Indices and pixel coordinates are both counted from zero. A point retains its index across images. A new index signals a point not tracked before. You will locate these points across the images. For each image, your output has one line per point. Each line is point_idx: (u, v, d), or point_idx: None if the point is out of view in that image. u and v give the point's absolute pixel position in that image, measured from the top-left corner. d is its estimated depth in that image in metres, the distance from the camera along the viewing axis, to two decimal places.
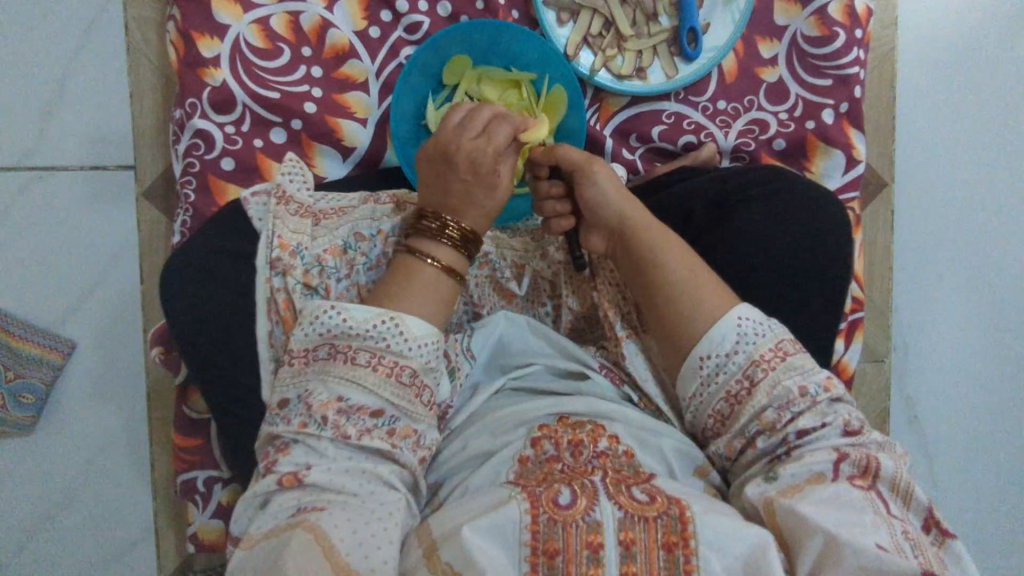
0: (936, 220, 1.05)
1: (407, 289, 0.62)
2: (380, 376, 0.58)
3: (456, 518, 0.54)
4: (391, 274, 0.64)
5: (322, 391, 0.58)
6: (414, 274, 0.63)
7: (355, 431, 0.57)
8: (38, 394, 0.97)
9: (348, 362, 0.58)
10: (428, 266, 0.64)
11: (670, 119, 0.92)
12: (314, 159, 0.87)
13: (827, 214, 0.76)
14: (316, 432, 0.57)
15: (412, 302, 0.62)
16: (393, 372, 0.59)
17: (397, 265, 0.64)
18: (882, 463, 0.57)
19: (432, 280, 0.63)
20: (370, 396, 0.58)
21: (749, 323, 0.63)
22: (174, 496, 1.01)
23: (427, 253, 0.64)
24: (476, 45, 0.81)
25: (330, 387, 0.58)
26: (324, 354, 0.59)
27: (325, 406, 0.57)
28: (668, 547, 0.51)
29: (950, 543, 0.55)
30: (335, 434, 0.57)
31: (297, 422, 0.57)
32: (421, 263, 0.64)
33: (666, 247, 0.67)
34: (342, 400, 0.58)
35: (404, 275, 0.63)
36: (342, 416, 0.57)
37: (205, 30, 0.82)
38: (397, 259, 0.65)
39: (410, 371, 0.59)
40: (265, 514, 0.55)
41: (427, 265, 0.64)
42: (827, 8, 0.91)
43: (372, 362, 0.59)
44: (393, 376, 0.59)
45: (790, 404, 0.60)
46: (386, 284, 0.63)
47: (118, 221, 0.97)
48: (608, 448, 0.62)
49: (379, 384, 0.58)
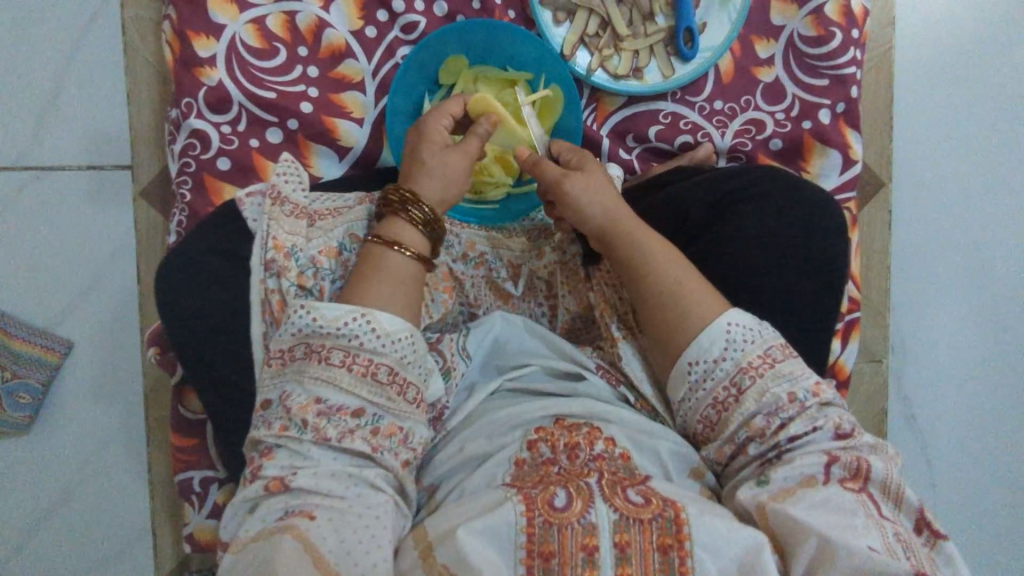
0: (933, 221, 1.05)
1: (375, 280, 0.62)
2: (356, 375, 0.58)
3: (453, 518, 0.54)
4: (360, 266, 0.64)
5: (300, 393, 0.58)
6: (382, 265, 0.63)
7: (336, 432, 0.57)
8: (34, 393, 0.97)
9: (323, 362, 0.58)
10: (398, 255, 0.64)
11: (667, 119, 0.92)
12: (310, 159, 0.87)
13: (821, 217, 0.75)
14: (297, 436, 0.57)
15: (380, 291, 0.62)
16: (369, 371, 0.58)
17: (365, 256, 0.64)
18: (873, 465, 0.57)
19: (404, 270, 0.63)
20: (348, 396, 0.58)
21: (738, 329, 0.63)
22: (171, 496, 1.01)
23: (399, 241, 0.64)
24: (473, 44, 0.81)
25: (308, 388, 0.58)
26: (300, 353, 0.59)
27: (304, 409, 0.57)
28: (663, 549, 0.52)
29: (942, 544, 0.55)
30: (316, 437, 0.57)
31: (277, 426, 0.58)
32: (390, 252, 0.64)
33: (653, 250, 0.67)
34: (321, 401, 0.57)
35: (373, 268, 0.63)
36: (323, 418, 0.57)
37: (200, 30, 0.82)
38: (366, 252, 0.65)
39: (387, 368, 0.59)
40: (252, 517, 0.55)
41: (400, 255, 0.64)
42: (823, 8, 0.91)
43: (346, 362, 0.58)
44: (368, 374, 0.58)
45: (778, 411, 0.60)
46: (357, 278, 0.63)
47: (115, 221, 0.97)
48: (604, 450, 0.62)
49: (355, 383, 0.58)
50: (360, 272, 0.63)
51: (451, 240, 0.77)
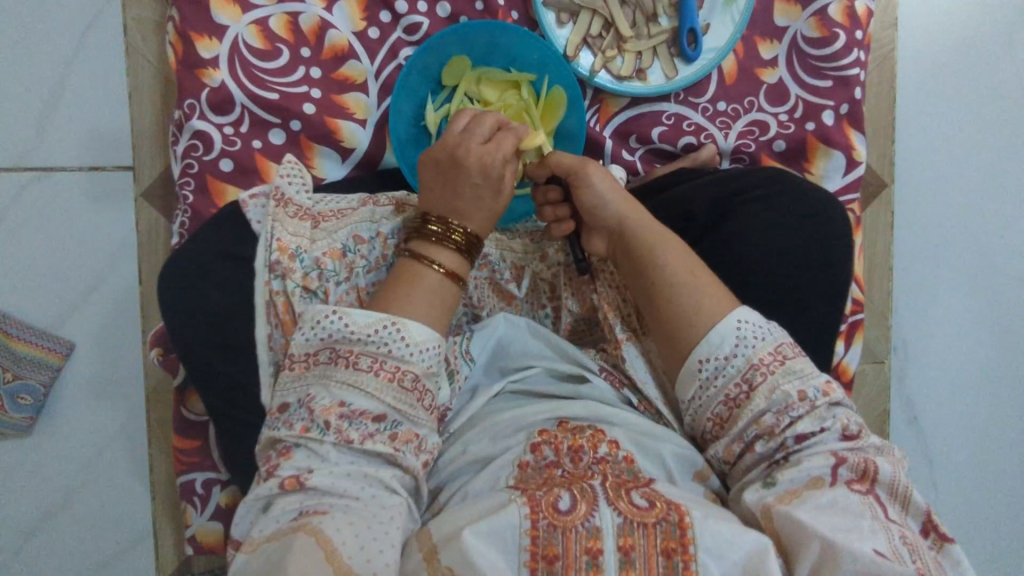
0: (936, 222, 1.05)
1: (411, 292, 0.62)
2: (382, 381, 0.58)
3: (458, 520, 0.54)
4: (393, 279, 0.64)
5: (324, 396, 0.58)
6: (416, 280, 0.63)
7: (358, 435, 0.57)
8: (36, 395, 0.96)
9: (350, 367, 0.58)
10: (429, 269, 0.64)
11: (670, 120, 0.92)
12: (313, 161, 0.87)
13: (829, 218, 0.75)
14: (318, 437, 0.57)
15: (413, 303, 0.62)
16: (396, 376, 0.59)
17: (397, 270, 0.64)
18: (881, 467, 0.56)
19: (437, 284, 0.63)
20: (371, 401, 0.58)
21: (748, 326, 0.62)
22: (172, 498, 1.00)
23: (431, 257, 0.64)
24: (476, 45, 0.81)
25: (333, 392, 0.58)
26: (325, 358, 0.59)
27: (328, 411, 0.57)
28: (666, 553, 0.51)
29: (949, 548, 0.55)
30: (337, 438, 0.56)
31: (298, 426, 0.57)
32: (426, 267, 0.64)
33: (668, 251, 0.67)
34: (345, 404, 0.57)
35: (407, 280, 0.63)
36: (345, 421, 0.57)
37: (203, 31, 0.82)
38: (399, 265, 0.65)
39: (414, 375, 0.59)
40: (267, 517, 0.55)
41: (431, 269, 0.64)
42: (827, 9, 0.91)
43: (374, 368, 0.58)
44: (394, 380, 0.58)
45: (789, 408, 0.60)
46: (390, 288, 0.63)
47: (116, 223, 0.97)
48: (608, 453, 0.62)
49: (380, 388, 0.58)
50: (392, 284, 0.63)
51: None
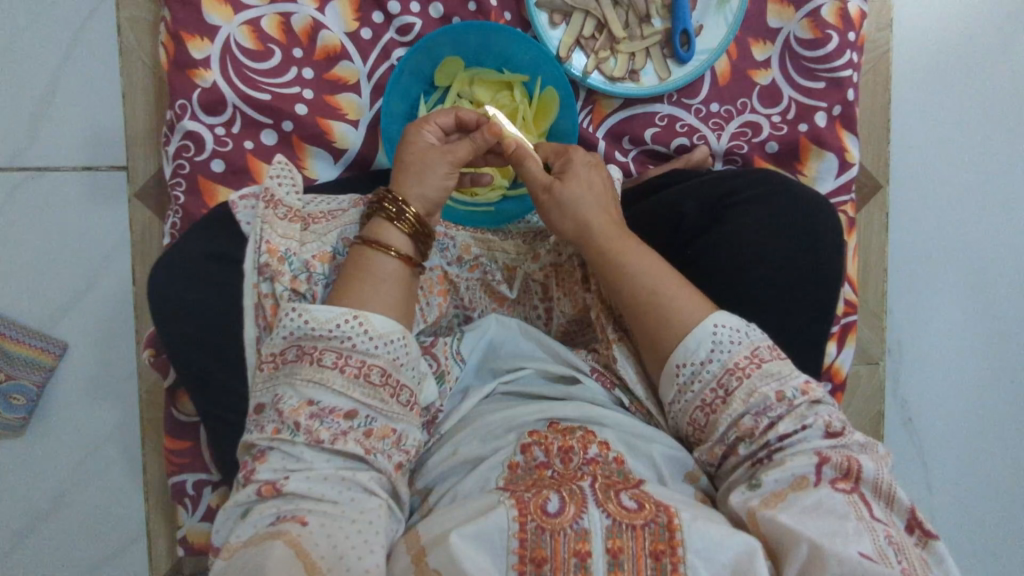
0: (929, 223, 1.04)
1: (365, 283, 0.62)
2: (348, 377, 0.58)
3: (445, 522, 0.54)
4: (347, 270, 0.63)
5: (292, 395, 0.58)
6: (374, 268, 0.63)
7: (328, 435, 0.57)
8: (29, 396, 0.96)
9: (315, 364, 0.58)
10: (385, 257, 0.63)
11: (663, 121, 0.92)
12: (305, 161, 0.87)
13: (810, 220, 0.74)
14: (289, 438, 0.57)
15: (369, 296, 0.61)
16: (362, 372, 0.58)
17: (354, 260, 0.64)
18: (864, 465, 0.57)
19: (392, 273, 0.63)
20: (340, 398, 0.58)
21: (724, 331, 0.62)
22: (164, 499, 1.00)
23: (385, 244, 0.64)
24: (468, 45, 0.81)
25: (300, 391, 0.58)
26: (292, 356, 0.59)
27: (297, 411, 0.57)
28: (655, 555, 0.51)
29: (933, 544, 0.55)
30: (308, 439, 0.56)
31: (270, 428, 0.57)
32: (379, 255, 0.63)
33: (645, 256, 0.67)
34: (314, 403, 0.57)
35: (361, 270, 0.63)
36: (315, 420, 0.57)
37: (195, 30, 0.82)
38: (353, 254, 0.64)
39: (380, 370, 0.59)
40: (245, 522, 0.55)
41: (385, 256, 0.63)
42: (820, 11, 0.91)
43: (338, 364, 0.58)
44: (360, 376, 0.58)
45: (767, 410, 0.60)
46: (345, 279, 0.63)
47: (108, 223, 0.97)
48: (598, 454, 0.62)
49: (346, 385, 0.58)
50: (347, 275, 0.63)
51: (446, 243, 0.77)
